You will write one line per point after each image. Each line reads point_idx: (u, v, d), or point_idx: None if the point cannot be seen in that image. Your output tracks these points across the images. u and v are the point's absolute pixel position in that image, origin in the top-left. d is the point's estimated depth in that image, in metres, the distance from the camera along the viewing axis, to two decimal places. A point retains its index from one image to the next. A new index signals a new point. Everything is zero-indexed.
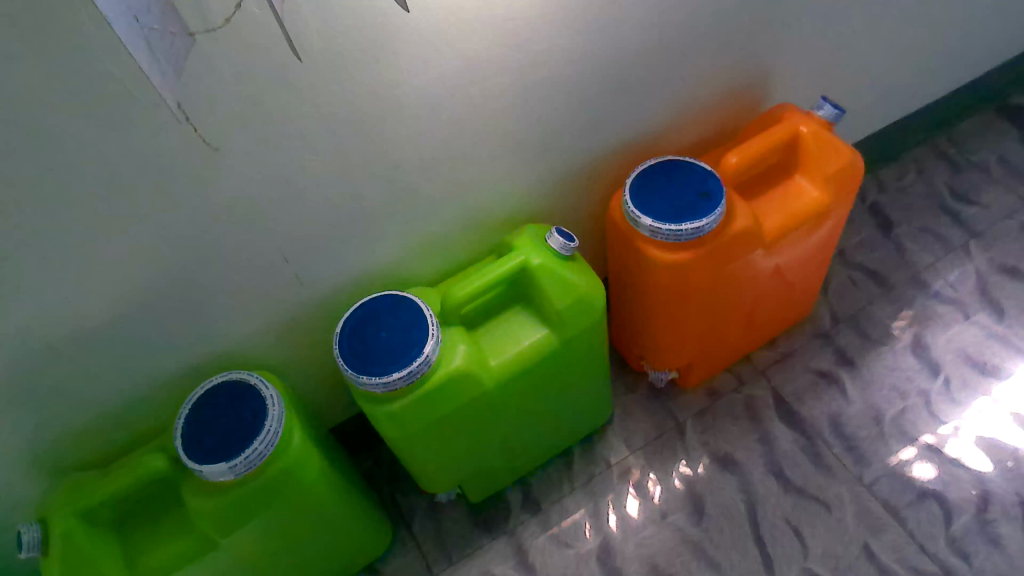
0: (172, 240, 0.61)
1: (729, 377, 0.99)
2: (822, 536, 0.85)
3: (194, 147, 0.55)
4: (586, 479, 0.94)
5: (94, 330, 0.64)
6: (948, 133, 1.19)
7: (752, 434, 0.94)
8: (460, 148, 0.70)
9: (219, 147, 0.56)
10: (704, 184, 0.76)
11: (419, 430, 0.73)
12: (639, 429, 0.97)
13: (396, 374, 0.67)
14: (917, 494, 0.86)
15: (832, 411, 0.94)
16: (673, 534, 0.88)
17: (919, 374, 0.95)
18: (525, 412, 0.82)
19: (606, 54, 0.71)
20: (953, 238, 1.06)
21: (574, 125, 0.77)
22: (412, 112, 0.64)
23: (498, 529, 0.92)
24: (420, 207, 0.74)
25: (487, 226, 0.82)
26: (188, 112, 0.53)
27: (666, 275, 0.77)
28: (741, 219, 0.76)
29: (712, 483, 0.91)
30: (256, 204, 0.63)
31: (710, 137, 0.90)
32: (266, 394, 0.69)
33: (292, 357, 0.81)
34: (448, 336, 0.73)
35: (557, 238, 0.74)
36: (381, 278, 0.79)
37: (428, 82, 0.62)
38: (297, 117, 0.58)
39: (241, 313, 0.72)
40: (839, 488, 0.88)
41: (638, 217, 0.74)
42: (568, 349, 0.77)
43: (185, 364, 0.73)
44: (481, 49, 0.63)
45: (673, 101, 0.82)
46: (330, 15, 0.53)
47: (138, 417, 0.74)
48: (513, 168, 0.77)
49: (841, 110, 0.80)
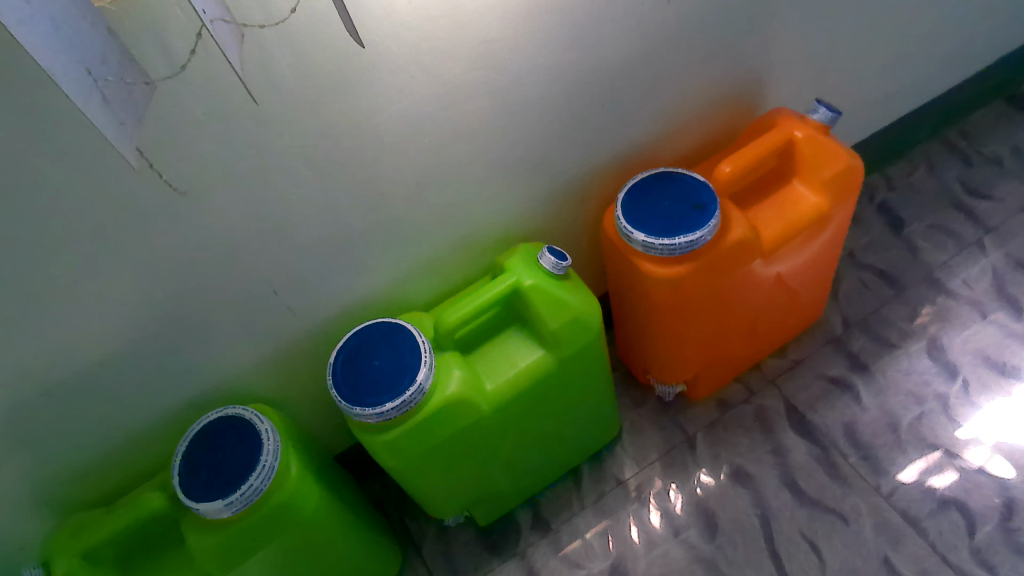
0: (159, 276, 0.62)
1: (739, 389, 0.97)
2: (840, 550, 0.82)
3: (162, 192, 0.56)
4: (596, 497, 0.92)
5: (91, 372, 0.65)
6: (958, 126, 1.16)
7: (765, 446, 0.92)
8: (445, 172, 0.70)
9: (188, 192, 0.57)
10: (698, 195, 0.75)
11: (418, 458, 0.72)
12: (649, 444, 0.95)
13: (389, 404, 0.67)
14: (937, 503, 0.83)
15: (846, 419, 0.91)
16: (686, 552, 0.86)
17: (935, 377, 0.92)
18: (527, 434, 0.81)
19: (589, 69, 0.71)
20: (967, 235, 1.03)
21: (560, 143, 0.76)
22: (394, 138, 0.64)
23: (508, 551, 0.90)
24: (410, 231, 0.74)
25: (479, 248, 0.81)
26: (151, 159, 0.53)
27: (664, 290, 0.76)
28: (738, 229, 0.75)
29: (726, 498, 0.89)
30: (241, 235, 0.63)
31: (705, 145, 0.89)
32: (261, 428, 0.69)
33: (291, 385, 0.81)
34: (443, 362, 0.73)
35: (548, 258, 0.74)
36: (375, 305, 0.78)
37: (408, 108, 0.63)
38: (274, 150, 0.59)
39: (233, 346, 0.72)
40: (856, 500, 0.85)
41: (630, 233, 0.73)
42: (567, 369, 0.76)
43: (181, 400, 0.73)
44: (458, 74, 0.63)
45: (663, 111, 0.81)
46: (297, 55, 0.53)
47: (140, 453, 0.75)
48: (500, 189, 0.76)
49: (836, 112, 0.78)
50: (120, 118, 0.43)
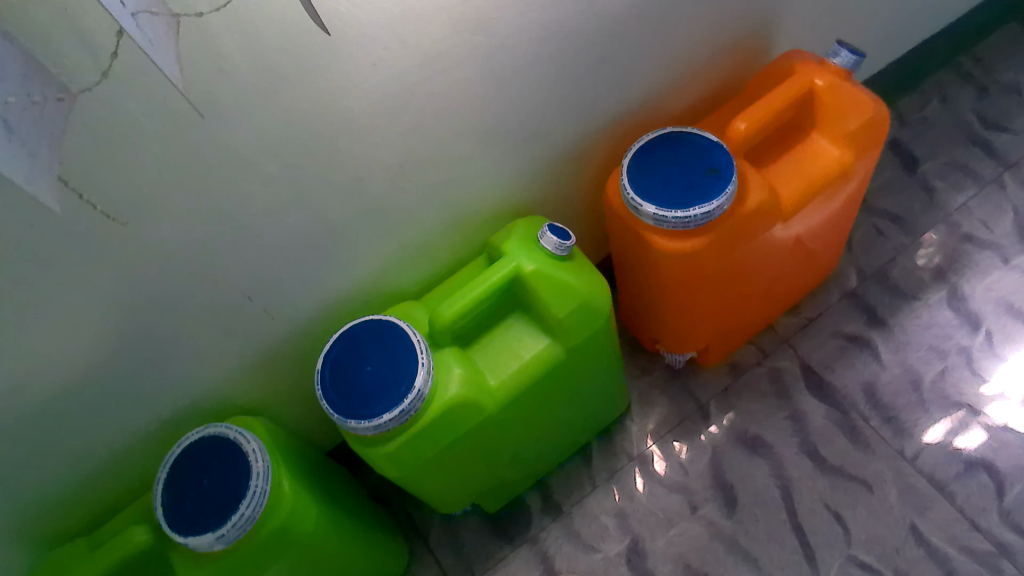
0: (112, 296, 0.54)
1: (751, 351, 0.92)
2: (865, 520, 0.79)
3: (97, 221, 0.49)
4: (607, 475, 0.88)
5: (47, 402, 0.58)
6: (971, 51, 1.08)
7: (782, 412, 0.87)
8: (430, 151, 0.62)
9: (128, 220, 0.50)
10: (710, 158, 0.67)
11: (422, 465, 0.67)
12: (659, 415, 0.91)
13: (387, 415, 0.62)
14: (964, 465, 0.80)
15: (866, 379, 0.87)
16: (705, 530, 0.82)
17: (958, 330, 0.87)
18: (537, 425, 0.75)
19: (585, 23, 0.62)
20: (985, 173, 0.97)
21: (555, 106, 0.68)
22: (369, 119, 0.56)
23: (519, 538, 0.87)
24: (393, 217, 0.66)
25: (471, 226, 0.73)
26: (80, 188, 0.46)
27: (677, 264, 0.69)
28: (756, 194, 0.68)
29: (744, 469, 0.85)
30: (201, 241, 0.55)
31: (712, 95, 0.81)
32: (248, 449, 0.63)
33: (276, 389, 0.74)
34: (441, 361, 0.66)
35: (550, 238, 0.66)
36: (361, 298, 0.71)
37: (382, 84, 0.54)
38: (229, 145, 0.50)
39: (208, 358, 0.65)
40: (879, 465, 0.82)
41: (639, 206, 0.66)
42: (577, 356, 0.70)
43: (153, 419, 0.66)
44: (439, 41, 0.54)
45: (667, 62, 0.72)
46: (246, 34, 0.45)
47: (118, 476, 0.68)
48: (491, 163, 0.68)
49: (859, 55, 0.70)
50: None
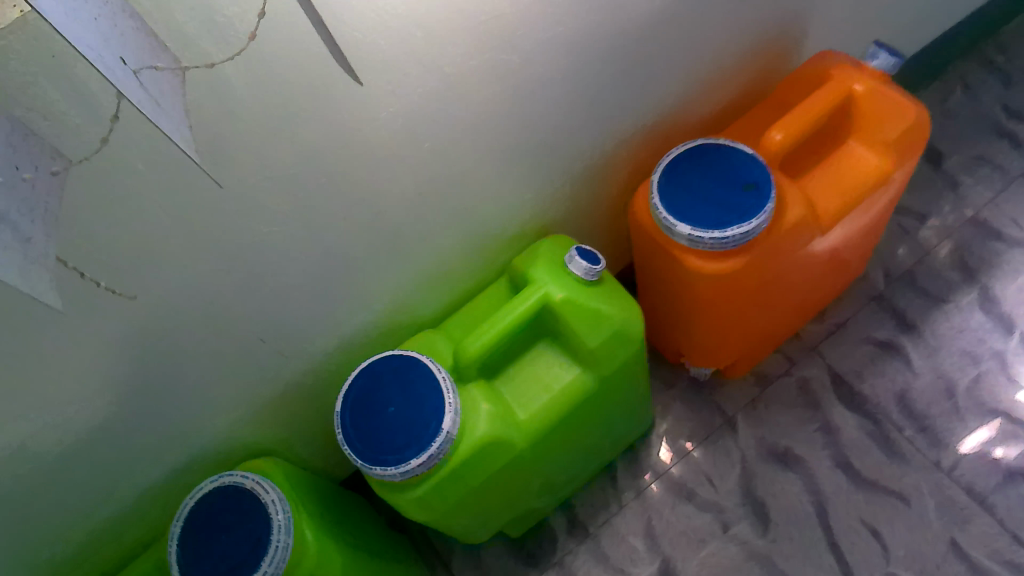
0: (116, 352, 0.50)
1: (778, 360, 0.89)
2: (904, 535, 0.77)
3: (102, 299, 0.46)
4: (634, 495, 0.85)
5: (49, 463, 0.54)
6: (993, 37, 1.04)
7: (813, 423, 0.84)
8: (451, 177, 0.58)
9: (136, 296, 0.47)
10: (746, 172, 0.63)
11: (452, 506, 0.64)
12: (685, 429, 0.88)
13: (415, 461, 0.58)
14: (1003, 476, 0.78)
15: (898, 387, 0.84)
16: (738, 549, 0.80)
17: (991, 333, 0.85)
18: (566, 454, 0.72)
19: (615, 34, 0.58)
20: (1012, 167, 0.94)
21: (580, 122, 0.63)
22: (389, 150, 0.51)
23: (545, 562, 0.84)
24: (412, 247, 0.62)
25: (492, 249, 0.69)
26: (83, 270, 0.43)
27: (712, 284, 0.66)
28: (794, 209, 0.64)
29: (777, 485, 0.82)
30: (211, 287, 0.51)
31: (739, 98, 0.76)
32: (268, 501, 0.59)
33: (291, 426, 0.70)
34: (467, 397, 0.62)
35: (579, 263, 0.62)
36: (378, 329, 0.67)
37: (403, 113, 0.50)
38: (241, 188, 0.46)
39: (219, 403, 0.61)
40: (916, 478, 0.80)
41: (673, 226, 0.62)
42: (608, 383, 0.67)
43: (164, 468, 0.62)
44: (464, 64, 0.50)
45: (695, 69, 0.68)
46: (257, 70, 0.40)
47: (127, 528, 0.64)
48: (513, 184, 0.64)
49: (899, 57, 0.67)
50: (23, 234, 0.31)
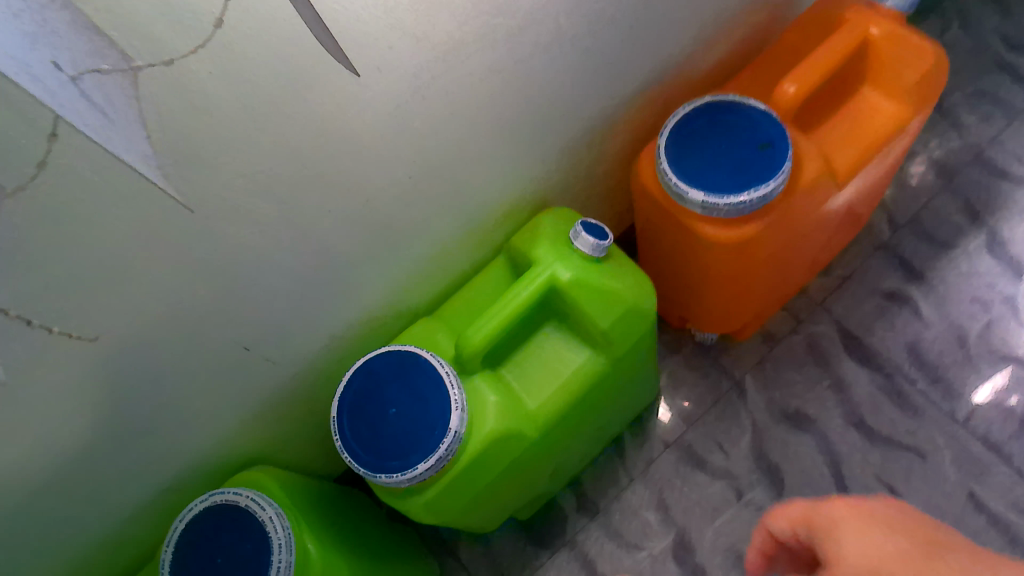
0: (83, 381, 0.44)
1: (785, 318, 0.86)
2: (921, 490, 0.76)
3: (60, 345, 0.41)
4: (644, 468, 0.82)
5: (20, 503, 0.48)
6: None
7: (823, 382, 0.82)
8: (444, 156, 0.52)
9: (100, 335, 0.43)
10: (760, 130, 0.58)
11: (462, 506, 0.60)
12: (693, 396, 0.84)
13: (422, 465, 0.54)
14: (1019, 423, 0.76)
15: (909, 339, 0.82)
16: (754, 516, 0.78)
17: (1001, 278, 0.82)
18: (576, 438, 0.68)
19: None
20: (1015, 103, 0.90)
21: (579, 85, 0.58)
22: (375, 133, 0.45)
23: (556, 543, 0.81)
24: (404, 233, 0.56)
25: (488, 227, 0.64)
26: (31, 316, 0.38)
27: (725, 252, 0.61)
28: (811, 167, 0.60)
29: (790, 448, 0.80)
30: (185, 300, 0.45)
31: (742, 46, 0.71)
32: (264, 518, 0.55)
33: (284, 431, 0.66)
34: (473, 391, 0.58)
35: (585, 240, 0.58)
36: (370, 323, 0.62)
37: (389, 90, 0.43)
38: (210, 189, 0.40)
39: (205, 417, 0.56)
40: (931, 431, 0.78)
41: (684, 194, 0.57)
42: (620, 364, 0.63)
43: (149, 491, 0.57)
44: (456, 31, 0.44)
45: (698, 18, 0.62)
46: (220, 53, 0.34)
47: (114, 555, 0.60)
48: (509, 157, 0.59)
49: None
50: None
